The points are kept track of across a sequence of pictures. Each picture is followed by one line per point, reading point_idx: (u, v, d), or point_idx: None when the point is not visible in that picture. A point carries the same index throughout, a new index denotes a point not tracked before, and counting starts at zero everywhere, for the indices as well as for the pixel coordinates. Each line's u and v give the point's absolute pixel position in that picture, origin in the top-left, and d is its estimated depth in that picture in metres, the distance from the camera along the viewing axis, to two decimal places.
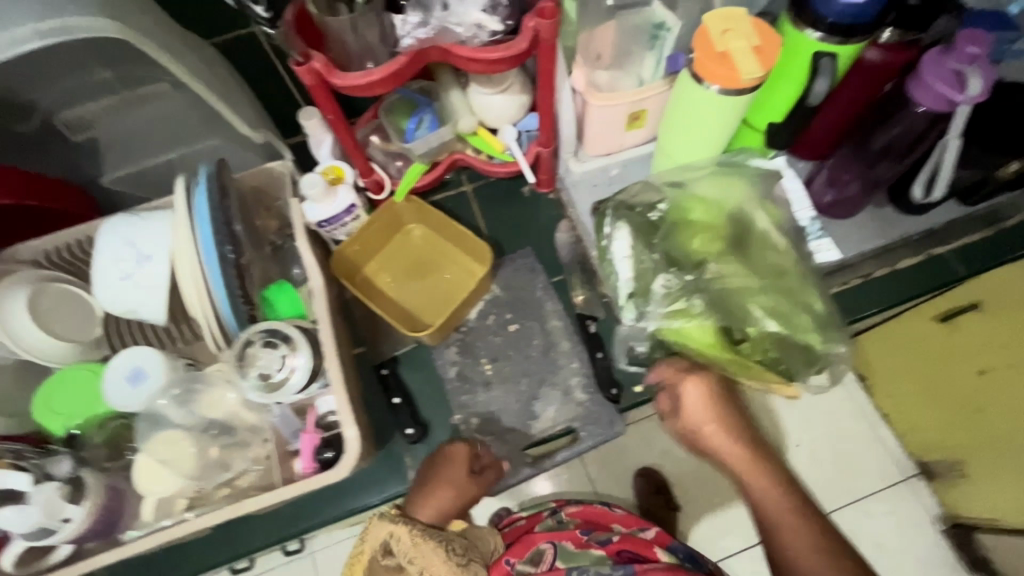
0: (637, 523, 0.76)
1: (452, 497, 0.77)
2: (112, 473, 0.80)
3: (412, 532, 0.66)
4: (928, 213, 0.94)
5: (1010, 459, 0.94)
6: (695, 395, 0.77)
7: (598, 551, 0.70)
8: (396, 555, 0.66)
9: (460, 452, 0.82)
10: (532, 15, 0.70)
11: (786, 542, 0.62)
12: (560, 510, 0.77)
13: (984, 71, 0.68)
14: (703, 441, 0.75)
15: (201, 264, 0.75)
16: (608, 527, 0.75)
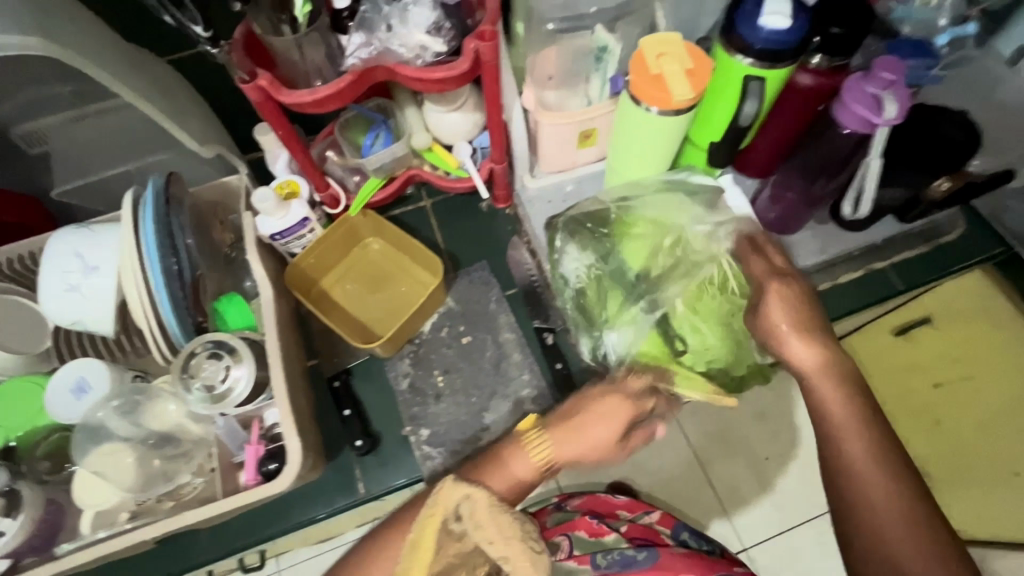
0: (641, 509, 0.87)
1: (588, 437, 0.61)
2: (51, 486, 0.80)
3: (492, 503, 0.55)
4: (867, 229, 0.98)
5: (975, 465, 1.08)
6: (783, 309, 0.65)
7: (612, 534, 0.79)
8: (468, 523, 0.54)
9: (620, 406, 0.62)
10: (472, 38, 0.73)
11: (853, 458, 0.59)
12: (566, 504, 0.86)
13: (899, 96, 0.72)
14: (784, 350, 0.65)
15: (145, 276, 0.76)
16: (613, 513, 0.86)
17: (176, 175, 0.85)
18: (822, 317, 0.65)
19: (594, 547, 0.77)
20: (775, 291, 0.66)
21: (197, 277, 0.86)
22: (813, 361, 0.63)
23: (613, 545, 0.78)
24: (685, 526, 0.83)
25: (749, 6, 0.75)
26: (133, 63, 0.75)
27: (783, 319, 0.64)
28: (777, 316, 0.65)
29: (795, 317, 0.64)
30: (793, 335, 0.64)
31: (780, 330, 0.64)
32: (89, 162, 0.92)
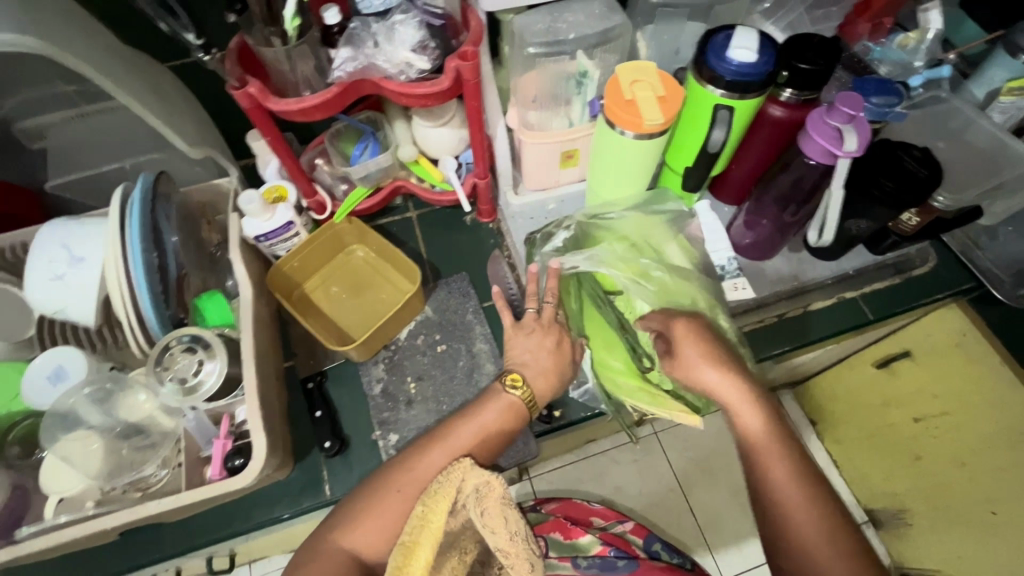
0: (615, 518, 0.94)
1: (538, 369, 0.81)
2: (18, 470, 0.81)
3: (503, 498, 0.68)
4: (840, 259, 1.01)
5: (950, 499, 1.11)
6: (694, 344, 0.74)
7: (585, 536, 0.87)
8: (468, 508, 0.67)
9: (505, 397, 0.77)
10: (454, 57, 0.77)
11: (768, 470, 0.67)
12: (543, 508, 0.95)
13: (859, 130, 0.75)
14: (702, 381, 0.73)
15: (127, 270, 0.78)
16: (588, 520, 0.93)
17: (166, 174, 0.88)
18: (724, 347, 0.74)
19: (571, 548, 0.86)
20: (683, 332, 0.76)
21: (180, 275, 0.90)
22: (722, 384, 0.71)
23: (589, 547, 0.86)
24: (657, 538, 0.90)
25: (719, 39, 0.79)
26: (129, 66, 0.78)
27: (690, 352, 0.74)
28: (690, 354, 0.73)
29: (704, 354, 0.73)
30: (705, 367, 0.72)
31: (698, 367, 0.73)
32: (83, 158, 0.95)
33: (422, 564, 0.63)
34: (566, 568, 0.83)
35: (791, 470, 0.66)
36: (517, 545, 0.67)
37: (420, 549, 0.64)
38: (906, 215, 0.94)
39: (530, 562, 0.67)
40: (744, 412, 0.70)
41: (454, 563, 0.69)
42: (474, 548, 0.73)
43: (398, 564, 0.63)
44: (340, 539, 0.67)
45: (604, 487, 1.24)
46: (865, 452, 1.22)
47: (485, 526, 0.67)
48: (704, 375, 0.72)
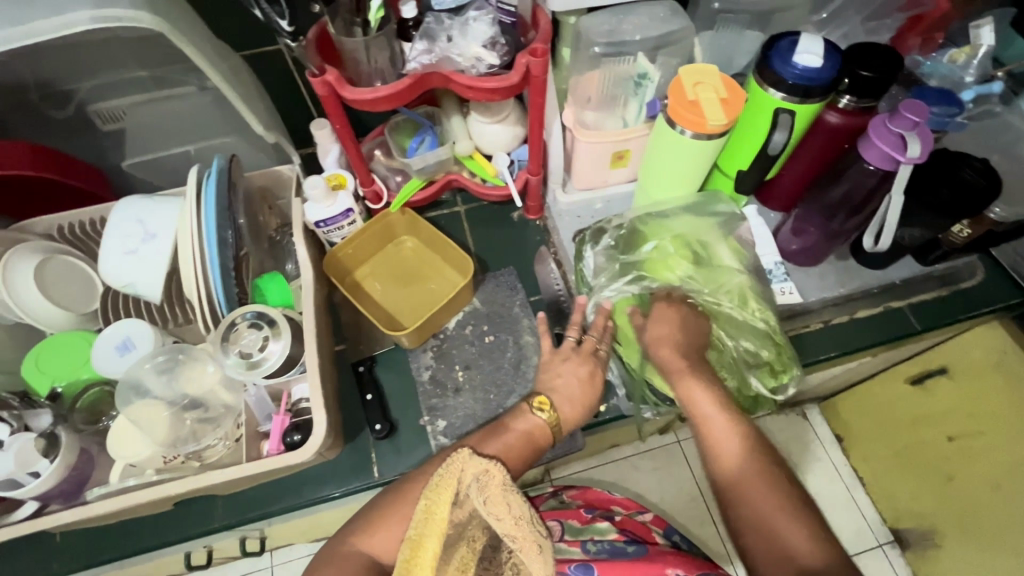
0: (635, 508, 0.91)
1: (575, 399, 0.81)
2: (84, 435, 0.84)
3: (504, 484, 0.66)
4: (887, 268, 1.02)
5: (975, 518, 1.10)
6: (661, 322, 0.82)
7: (604, 522, 0.85)
8: (471, 497, 0.64)
9: (531, 418, 0.77)
10: (525, 54, 0.79)
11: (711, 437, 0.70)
12: (563, 494, 0.92)
13: (923, 136, 0.77)
14: (661, 360, 0.79)
15: (202, 246, 0.82)
16: (608, 507, 0.90)
17: (237, 158, 0.92)
18: (683, 327, 0.82)
19: (586, 533, 0.84)
20: (663, 311, 0.83)
21: (243, 255, 0.92)
22: (676, 361, 0.78)
23: (605, 533, 0.84)
24: (677, 528, 0.88)
25: (784, 44, 0.81)
26: (215, 52, 0.82)
27: (655, 329, 0.82)
28: (656, 329, 0.82)
29: (668, 332, 0.81)
30: (665, 345, 0.80)
31: (661, 344, 0.80)
32: (150, 141, 0.99)
33: (431, 557, 0.58)
34: (575, 553, 0.80)
35: (736, 436, 0.70)
36: (522, 528, 0.63)
37: (426, 544, 0.59)
38: (957, 226, 0.95)
39: (539, 543, 0.63)
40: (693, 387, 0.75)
41: (463, 554, 0.63)
42: (482, 535, 0.66)
43: (405, 558, 0.58)
44: (359, 543, 0.67)
45: (632, 486, 1.25)
46: (892, 469, 1.22)
47: (489, 515, 0.64)
48: (663, 352, 0.79)
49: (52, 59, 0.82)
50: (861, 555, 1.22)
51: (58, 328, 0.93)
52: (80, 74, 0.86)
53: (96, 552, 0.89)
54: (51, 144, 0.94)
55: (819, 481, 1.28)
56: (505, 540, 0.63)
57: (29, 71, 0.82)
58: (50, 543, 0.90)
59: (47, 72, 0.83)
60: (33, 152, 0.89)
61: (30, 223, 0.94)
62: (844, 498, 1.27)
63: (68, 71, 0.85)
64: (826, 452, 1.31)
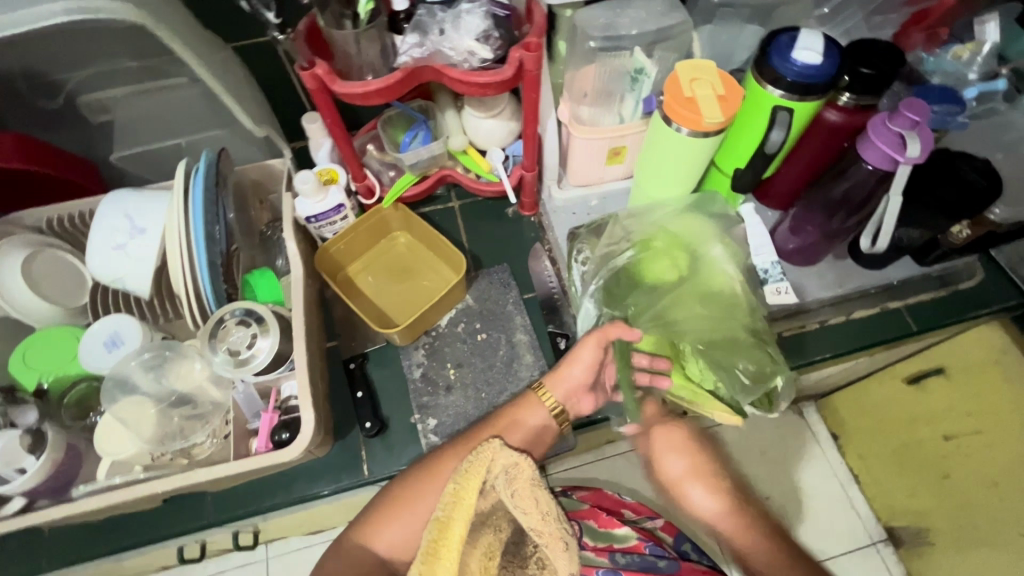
0: (646, 513, 0.88)
1: (583, 390, 0.82)
2: (72, 431, 0.84)
3: (532, 479, 0.64)
4: (887, 269, 0.99)
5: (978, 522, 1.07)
6: (678, 456, 0.77)
7: (622, 528, 0.83)
8: (497, 486, 0.63)
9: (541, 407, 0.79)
10: (519, 48, 0.77)
11: None
12: (573, 493, 0.89)
13: (922, 136, 0.76)
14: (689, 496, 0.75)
15: (189, 240, 0.81)
16: (620, 511, 0.88)
17: (226, 151, 0.90)
18: (709, 456, 0.77)
19: (607, 540, 0.82)
20: (663, 440, 0.79)
21: (232, 251, 0.92)
22: (717, 507, 0.72)
23: (625, 540, 0.82)
24: (687, 538, 0.85)
25: (784, 39, 0.79)
26: (203, 45, 0.81)
27: (676, 465, 0.76)
28: (671, 469, 0.76)
29: (688, 467, 0.76)
30: (696, 490, 0.74)
31: (685, 484, 0.75)
32: (141, 134, 0.98)
33: (457, 541, 0.58)
34: (602, 563, 0.80)
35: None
36: (549, 524, 0.62)
37: (453, 526, 0.59)
38: (957, 227, 0.94)
39: (564, 541, 0.63)
40: (747, 537, 0.69)
41: (488, 541, 0.64)
42: (506, 527, 0.66)
43: (432, 539, 0.58)
44: (365, 536, 0.67)
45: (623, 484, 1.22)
46: (888, 467, 1.19)
47: (516, 509, 0.62)
48: (692, 491, 0.74)
49: (40, 49, 0.80)
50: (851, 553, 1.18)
51: (46, 322, 0.92)
52: (68, 65, 0.85)
53: (84, 547, 0.89)
54: (40, 136, 0.93)
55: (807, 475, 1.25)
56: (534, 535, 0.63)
57: (16, 61, 0.81)
58: (39, 537, 0.90)
59: (36, 62, 0.82)
60: (20, 144, 0.88)
61: (19, 216, 0.93)
62: (839, 498, 1.23)
63: (55, 63, 0.83)
64: (821, 448, 1.27)
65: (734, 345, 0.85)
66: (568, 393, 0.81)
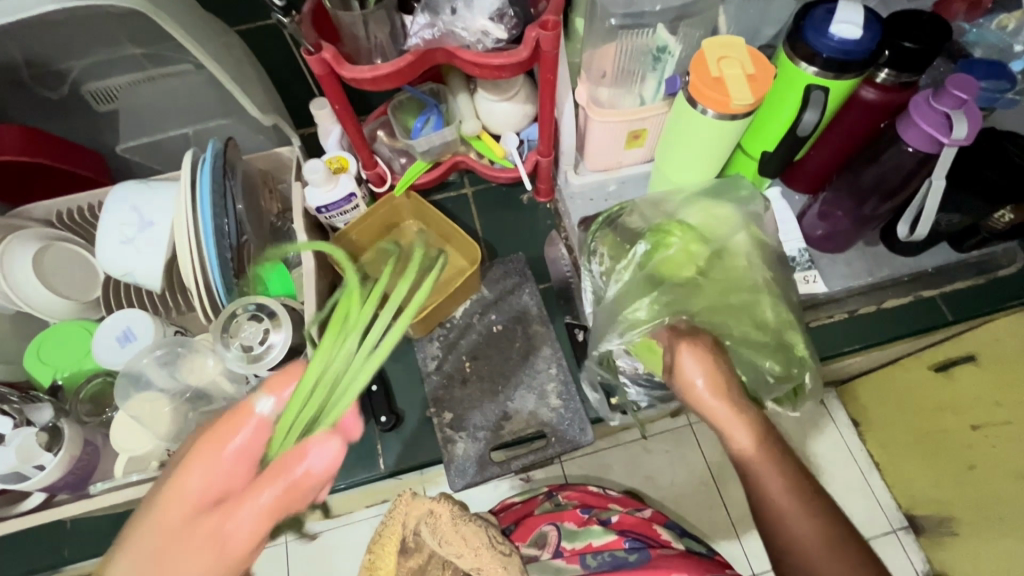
0: (633, 505, 0.83)
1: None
2: (89, 427, 0.84)
3: (455, 518, 0.63)
4: (921, 256, 0.95)
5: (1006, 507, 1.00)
6: (698, 364, 0.69)
7: (601, 525, 0.78)
8: (428, 537, 0.63)
9: None
10: (534, 27, 0.73)
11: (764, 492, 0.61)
12: (558, 494, 0.85)
13: (970, 115, 0.71)
14: (706, 408, 0.67)
15: (198, 233, 0.79)
16: (604, 506, 0.83)
17: (234, 141, 0.88)
18: (730, 372, 0.69)
19: (583, 541, 0.77)
20: (687, 352, 0.71)
21: (242, 242, 0.89)
22: (725, 409, 0.65)
23: (604, 537, 0.77)
24: (678, 524, 0.81)
25: (819, 13, 0.74)
26: (203, 31, 0.78)
27: (699, 377, 0.68)
28: (691, 372, 0.68)
29: (710, 375, 0.68)
30: (705, 391, 0.67)
31: (695, 388, 0.68)
32: (146, 123, 0.95)
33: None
34: (574, 569, 0.75)
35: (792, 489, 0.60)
36: (484, 556, 0.62)
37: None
38: (999, 212, 0.86)
39: (505, 564, 0.63)
40: (739, 429, 0.64)
41: None
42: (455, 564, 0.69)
43: None
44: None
45: (634, 476, 1.15)
46: (913, 458, 1.10)
47: (448, 552, 0.63)
48: (705, 399, 0.67)
49: (39, 38, 0.78)
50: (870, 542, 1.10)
51: (58, 316, 0.91)
52: (69, 54, 0.82)
53: (105, 539, 0.91)
54: (46, 127, 0.91)
55: (821, 447, 1.17)
56: (475, 572, 0.63)
57: (18, 52, 0.78)
58: (61, 529, 0.91)
59: (36, 52, 0.79)
60: (26, 136, 0.86)
61: (28, 210, 0.92)
62: (857, 483, 1.15)
63: (57, 52, 0.81)
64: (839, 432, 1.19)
65: (758, 344, 0.82)
66: None
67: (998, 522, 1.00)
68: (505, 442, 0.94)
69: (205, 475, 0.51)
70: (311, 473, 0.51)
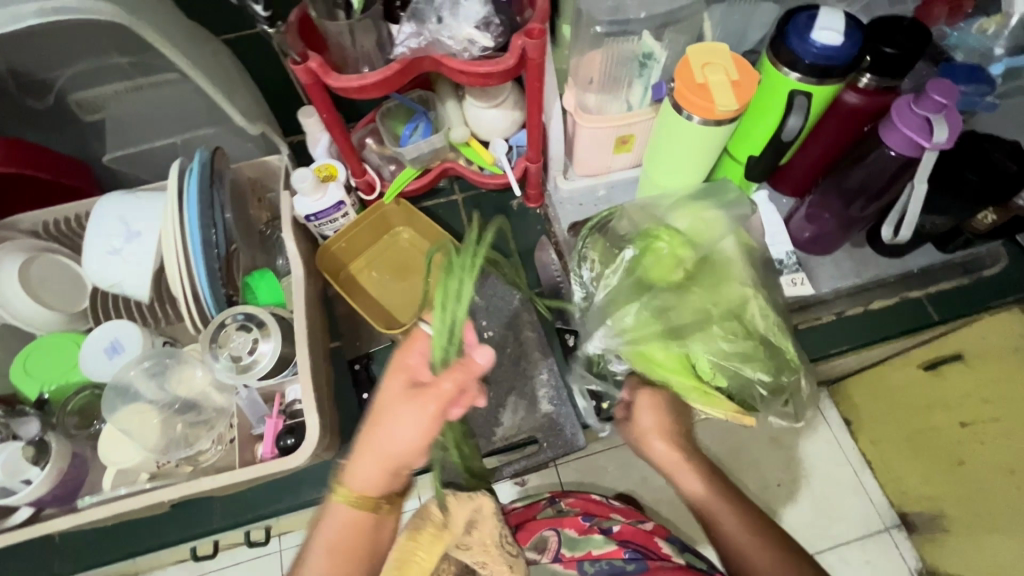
0: (635, 516, 0.82)
1: (392, 456, 0.57)
2: (77, 441, 0.84)
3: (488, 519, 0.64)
4: (906, 256, 0.97)
5: (1002, 501, 1.01)
6: (650, 413, 0.79)
7: (601, 535, 0.79)
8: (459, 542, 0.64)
9: (334, 513, 0.60)
10: (520, 35, 0.73)
11: (720, 526, 0.69)
12: (559, 500, 0.83)
13: (949, 119, 0.72)
14: (660, 460, 0.76)
15: (186, 243, 0.79)
16: (607, 516, 0.82)
17: (222, 150, 0.88)
18: (679, 422, 0.79)
19: (583, 548, 0.78)
20: (645, 402, 0.80)
21: (232, 251, 0.89)
22: (677, 462, 0.75)
23: (604, 547, 0.78)
24: (679, 538, 0.80)
25: (802, 19, 0.75)
26: (189, 41, 0.78)
27: (656, 438, 0.77)
28: (645, 423, 0.78)
29: (658, 425, 0.78)
30: (659, 444, 0.76)
31: (649, 436, 0.77)
32: (133, 133, 0.95)
33: None
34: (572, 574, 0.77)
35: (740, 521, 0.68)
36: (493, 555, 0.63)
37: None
38: (981, 213, 0.88)
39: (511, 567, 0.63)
40: (689, 478, 0.74)
41: None
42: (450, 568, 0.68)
43: None
44: None
45: (628, 479, 1.15)
46: (904, 456, 1.10)
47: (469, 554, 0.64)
48: (655, 446, 0.77)
49: (25, 48, 0.77)
50: (859, 541, 1.09)
51: (45, 328, 0.90)
52: (53, 64, 0.81)
53: (96, 552, 0.90)
54: (32, 138, 0.90)
55: (812, 446, 1.15)
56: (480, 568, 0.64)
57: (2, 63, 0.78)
58: (49, 543, 0.90)
59: (22, 62, 0.79)
60: (10, 148, 0.85)
61: (15, 221, 0.91)
62: (848, 480, 1.13)
63: (42, 62, 0.80)
64: (831, 431, 1.16)
65: (750, 345, 0.82)
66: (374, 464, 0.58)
67: (984, 515, 1.02)
68: (497, 448, 0.95)
69: (409, 365, 0.59)
70: (478, 366, 0.55)
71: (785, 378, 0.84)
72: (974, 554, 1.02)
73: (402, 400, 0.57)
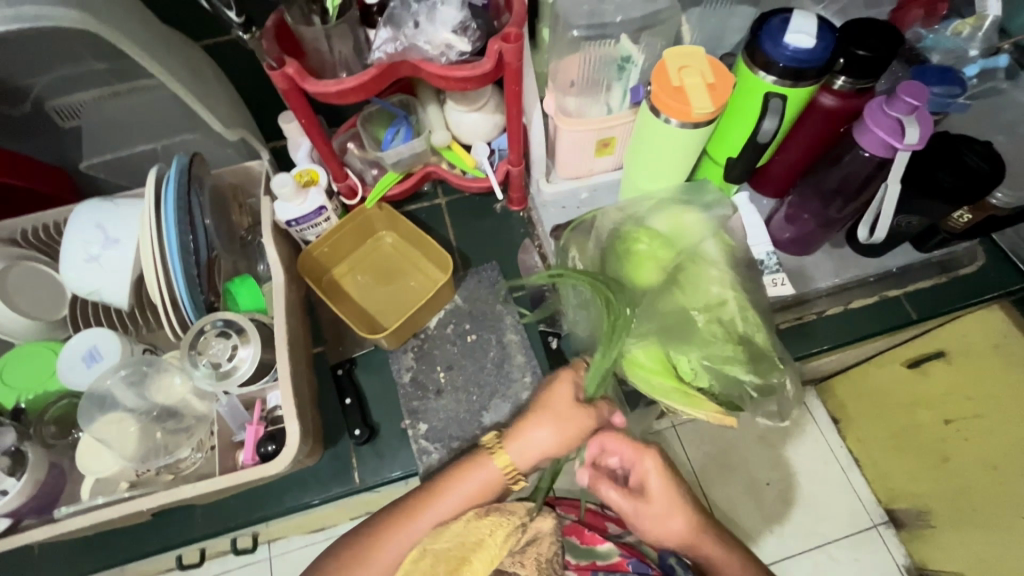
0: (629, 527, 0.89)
1: (545, 449, 0.71)
2: (56, 450, 0.84)
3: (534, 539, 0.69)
4: (884, 256, 0.98)
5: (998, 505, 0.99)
6: (662, 480, 0.71)
7: (605, 544, 0.84)
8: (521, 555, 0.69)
9: (479, 475, 0.72)
10: (497, 39, 0.73)
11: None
12: (558, 507, 0.89)
13: (921, 121, 0.74)
14: (671, 529, 0.72)
15: (163, 251, 0.78)
16: (604, 527, 0.88)
17: (200, 155, 0.87)
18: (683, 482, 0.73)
19: (588, 557, 0.83)
20: (657, 467, 0.72)
21: (212, 258, 0.88)
22: (691, 531, 0.72)
23: (607, 557, 0.83)
24: None
25: (775, 23, 0.76)
26: (165, 48, 0.78)
27: (667, 512, 0.71)
28: (657, 491, 0.71)
29: (675, 496, 0.72)
30: (672, 519, 0.72)
31: (661, 506, 0.72)
32: (113, 140, 0.94)
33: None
34: None
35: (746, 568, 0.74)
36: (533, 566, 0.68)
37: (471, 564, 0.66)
38: (957, 212, 0.89)
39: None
40: (702, 545, 0.73)
41: None
42: None
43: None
44: None
45: None
46: (887, 453, 1.11)
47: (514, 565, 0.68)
48: (668, 518, 0.72)
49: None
50: (846, 539, 1.11)
51: (23, 337, 0.90)
52: (27, 71, 0.80)
53: (75, 563, 0.89)
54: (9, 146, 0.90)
55: (796, 449, 1.17)
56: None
57: None
58: (29, 555, 0.89)
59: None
60: None
61: None
62: (833, 477, 1.16)
63: (19, 69, 0.80)
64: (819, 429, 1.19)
65: (732, 346, 0.83)
66: (532, 451, 0.71)
67: (973, 511, 1.02)
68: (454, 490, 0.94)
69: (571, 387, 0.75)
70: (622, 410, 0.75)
71: (766, 378, 0.85)
72: (960, 550, 1.02)
73: (574, 402, 0.72)
